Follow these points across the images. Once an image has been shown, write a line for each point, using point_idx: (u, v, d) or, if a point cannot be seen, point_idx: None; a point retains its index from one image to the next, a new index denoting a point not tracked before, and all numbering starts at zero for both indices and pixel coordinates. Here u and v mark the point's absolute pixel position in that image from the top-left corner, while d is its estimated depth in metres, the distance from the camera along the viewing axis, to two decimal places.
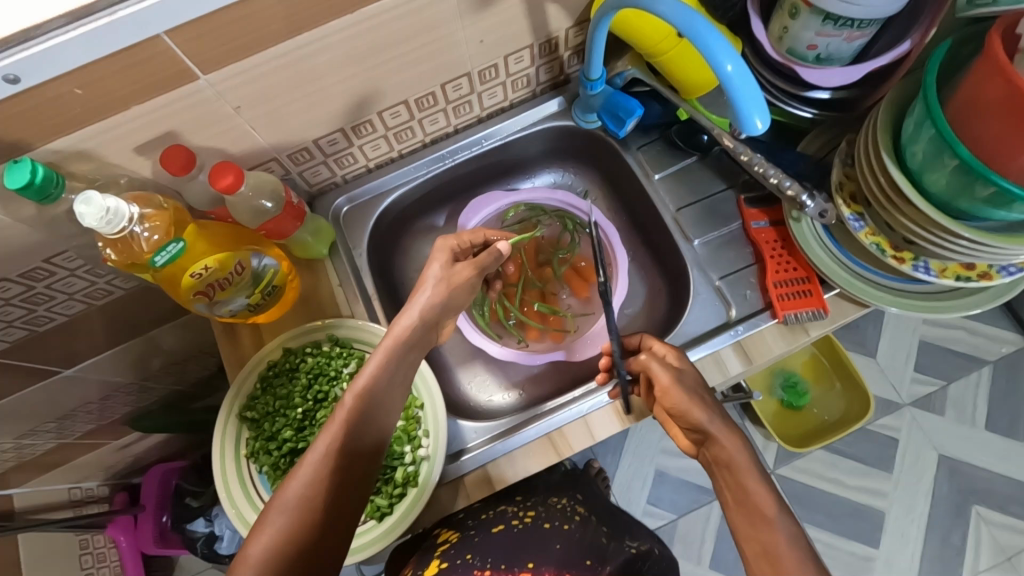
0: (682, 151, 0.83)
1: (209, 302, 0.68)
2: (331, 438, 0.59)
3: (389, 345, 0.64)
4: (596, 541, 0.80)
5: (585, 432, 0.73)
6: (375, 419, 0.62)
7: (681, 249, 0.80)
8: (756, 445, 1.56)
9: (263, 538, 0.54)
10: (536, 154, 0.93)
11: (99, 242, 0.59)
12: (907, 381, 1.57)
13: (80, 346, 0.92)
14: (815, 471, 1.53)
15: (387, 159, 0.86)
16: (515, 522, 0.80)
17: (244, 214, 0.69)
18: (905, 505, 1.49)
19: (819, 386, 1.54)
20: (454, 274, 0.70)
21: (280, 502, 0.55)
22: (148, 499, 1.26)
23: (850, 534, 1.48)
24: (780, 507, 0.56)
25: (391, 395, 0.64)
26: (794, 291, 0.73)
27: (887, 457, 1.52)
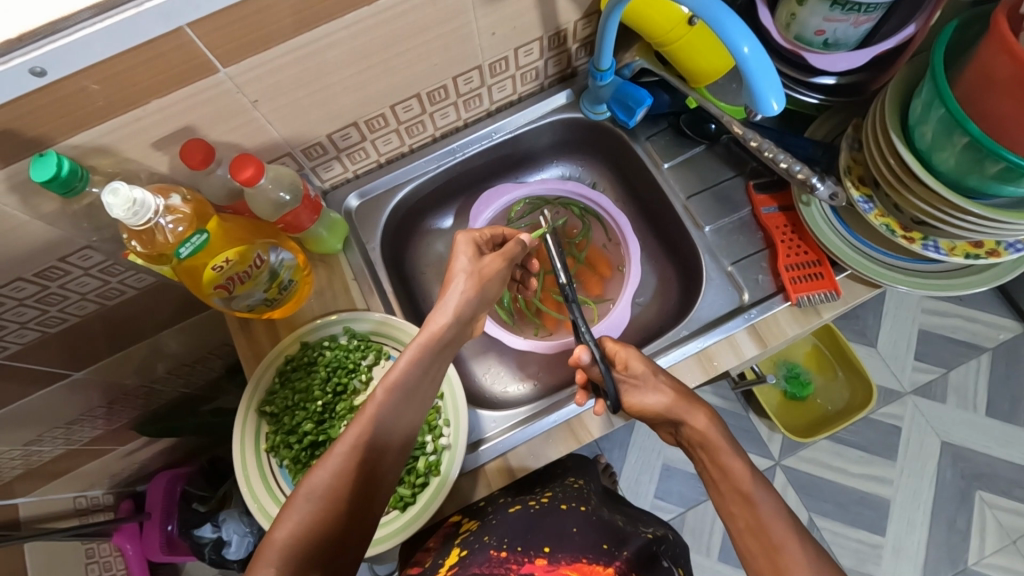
0: (690, 140, 0.85)
1: (228, 296, 0.69)
2: (360, 430, 0.60)
3: (423, 343, 0.65)
4: (613, 523, 0.79)
5: (604, 419, 0.73)
6: (403, 412, 0.63)
7: (692, 236, 0.81)
8: (761, 436, 1.58)
9: (290, 524, 0.54)
10: (545, 147, 0.94)
11: (123, 235, 0.60)
12: (908, 369, 1.59)
13: (91, 347, 0.92)
14: (820, 461, 1.55)
15: (398, 154, 0.86)
16: (532, 502, 0.80)
17: (262, 208, 0.69)
18: (910, 491, 1.50)
19: (821, 376, 1.56)
20: (485, 267, 0.70)
21: (308, 489, 0.56)
22: (154, 506, 1.24)
23: (857, 523, 1.50)
24: (754, 481, 0.62)
25: (420, 390, 0.64)
26: (805, 274, 0.74)
27: (891, 445, 1.54)
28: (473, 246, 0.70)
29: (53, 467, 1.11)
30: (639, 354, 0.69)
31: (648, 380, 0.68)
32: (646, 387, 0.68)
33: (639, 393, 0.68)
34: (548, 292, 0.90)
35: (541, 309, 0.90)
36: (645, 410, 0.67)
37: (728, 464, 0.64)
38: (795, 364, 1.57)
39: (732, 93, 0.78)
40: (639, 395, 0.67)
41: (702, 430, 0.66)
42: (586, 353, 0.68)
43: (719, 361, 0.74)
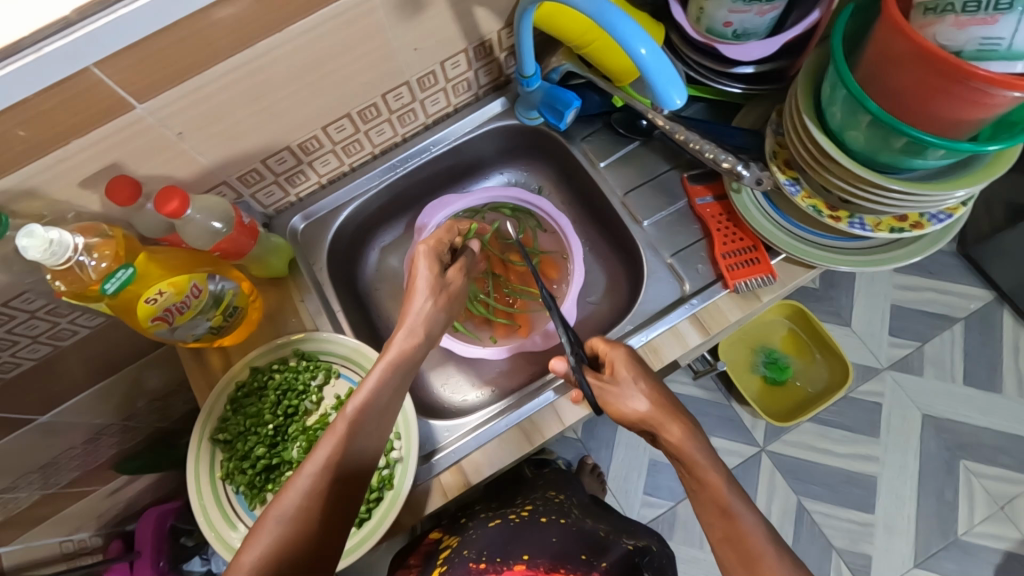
0: (625, 137, 0.86)
1: (170, 328, 0.69)
2: (331, 449, 0.59)
3: (390, 361, 0.65)
4: (593, 535, 0.84)
5: (554, 419, 0.73)
6: (374, 431, 0.63)
7: (632, 231, 0.82)
8: (745, 424, 1.59)
9: (259, 548, 0.53)
10: (487, 155, 0.95)
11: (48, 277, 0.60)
12: (884, 345, 1.60)
13: (53, 390, 0.92)
14: (806, 444, 1.56)
15: (339, 173, 0.87)
16: (512, 516, 0.86)
17: (194, 238, 0.69)
18: (897, 466, 1.51)
19: (800, 359, 1.57)
20: (446, 284, 0.71)
21: (278, 511, 0.55)
22: (145, 545, 1.21)
23: (847, 502, 1.50)
24: (734, 492, 0.62)
25: (390, 407, 0.65)
26: (742, 260, 0.75)
27: (874, 422, 1.55)
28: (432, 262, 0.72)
29: (33, 513, 1.08)
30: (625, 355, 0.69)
31: (630, 384, 0.68)
32: (628, 388, 0.68)
33: (616, 397, 0.67)
34: (498, 286, 0.90)
35: (492, 308, 0.89)
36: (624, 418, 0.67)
37: (705, 478, 0.63)
38: (773, 350, 1.59)
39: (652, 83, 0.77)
40: (619, 401, 0.67)
41: (678, 444, 0.64)
42: (561, 364, 0.70)
43: (665, 352, 0.75)
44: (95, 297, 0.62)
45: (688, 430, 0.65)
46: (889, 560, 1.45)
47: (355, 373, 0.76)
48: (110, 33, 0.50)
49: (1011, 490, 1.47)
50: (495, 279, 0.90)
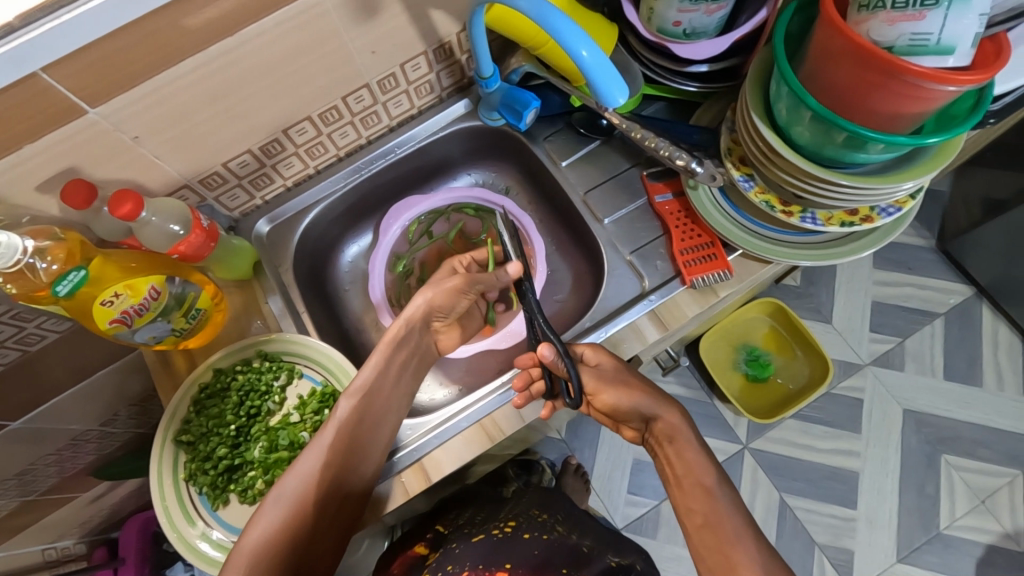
0: (586, 137, 0.87)
1: (129, 330, 0.70)
2: (328, 435, 0.67)
3: (384, 352, 0.72)
4: (576, 549, 0.86)
5: (515, 415, 0.74)
6: (372, 416, 0.70)
7: (593, 229, 0.83)
8: (728, 422, 1.60)
9: (263, 523, 0.64)
10: (453, 157, 0.96)
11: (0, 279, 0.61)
12: (865, 341, 1.61)
13: (25, 396, 0.93)
14: (788, 440, 1.57)
15: (305, 176, 0.88)
16: (495, 531, 0.85)
17: (149, 238, 0.69)
18: (878, 461, 1.52)
19: (781, 356, 1.58)
20: (446, 284, 0.75)
21: (278, 491, 0.65)
22: (129, 551, 1.29)
23: (829, 498, 1.51)
24: (717, 478, 0.66)
25: (385, 398, 0.71)
26: (698, 256, 0.76)
27: (855, 418, 1.56)
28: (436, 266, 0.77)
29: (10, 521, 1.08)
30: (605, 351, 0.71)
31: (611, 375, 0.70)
32: (609, 381, 0.70)
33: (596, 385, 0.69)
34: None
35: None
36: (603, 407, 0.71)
37: (690, 456, 0.67)
38: (754, 347, 1.60)
39: (630, 78, 0.78)
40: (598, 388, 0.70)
41: (672, 425, 0.70)
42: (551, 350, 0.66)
43: (624, 347, 0.76)
44: (49, 300, 0.63)
45: (674, 414, 0.70)
46: (871, 555, 1.45)
47: (318, 372, 0.77)
48: (53, 38, 0.51)
49: (992, 483, 1.48)
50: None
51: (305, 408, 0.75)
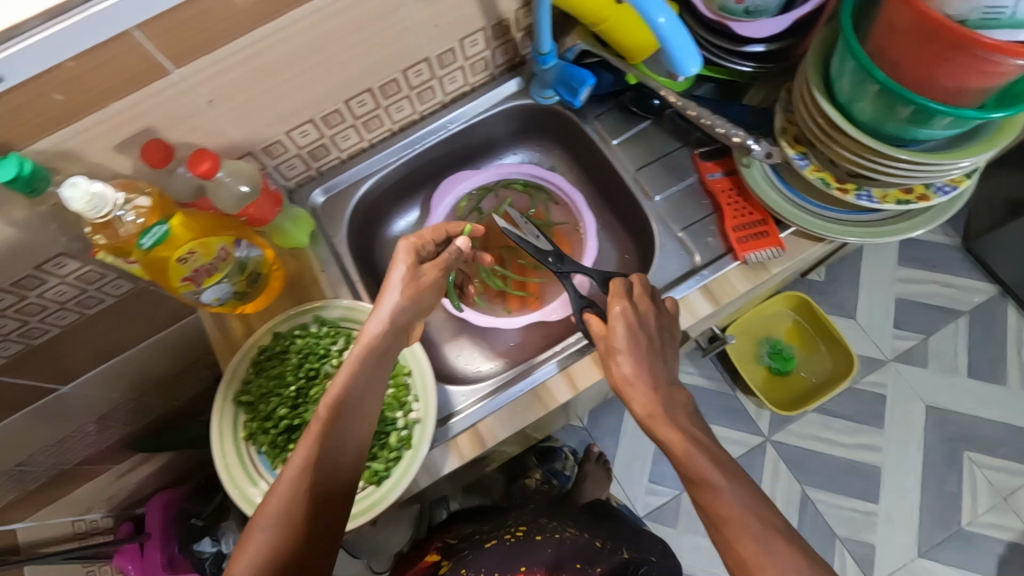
0: (637, 116, 0.88)
1: (197, 290, 0.71)
2: (309, 448, 0.57)
3: (360, 354, 0.63)
4: (589, 546, 0.91)
5: (568, 384, 0.75)
6: (354, 423, 0.61)
7: (643, 206, 0.84)
8: (750, 414, 1.61)
9: (248, 558, 0.52)
10: (500, 136, 0.97)
11: (87, 230, 0.62)
12: (888, 338, 1.62)
13: (76, 362, 0.94)
14: (809, 433, 1.57)
15: (359, 149, 0.89)
16: (507, 536, 0.91)
17: (221, 202, 0.71)
18: (898, 457, 1.53)
19: (803, 350, 1.60)
20: (422, 278, 0.69)
21: (262, 519, 0.53)
22: (154, 528, 1.24)
23: (849, 492, 1.52)
24: (718, 468, 0.57)
25: (368, 404, 0.63)
26: (751, 233, 0.77)
27: (877, 413, 1.56)
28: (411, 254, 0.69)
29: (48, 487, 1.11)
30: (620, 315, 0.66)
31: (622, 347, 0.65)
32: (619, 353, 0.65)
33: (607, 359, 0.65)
34: (511, 258, 0.90)
35: (510, 279, 0.89)
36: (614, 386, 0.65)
37: (670, 438, 0.60)
38: (777, 340, 1.61)
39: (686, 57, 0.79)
40: (612, 363, 0.65)
41: (649, 412, 0.62)
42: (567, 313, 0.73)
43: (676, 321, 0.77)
44: (130, 254, 0.65)
45: (654, 395, 0.63)
46: (890, 550, 1.46)
47: None
48: None
49: (1013, 481, 1.48)
50: (509, 252, 0.91)
51: None
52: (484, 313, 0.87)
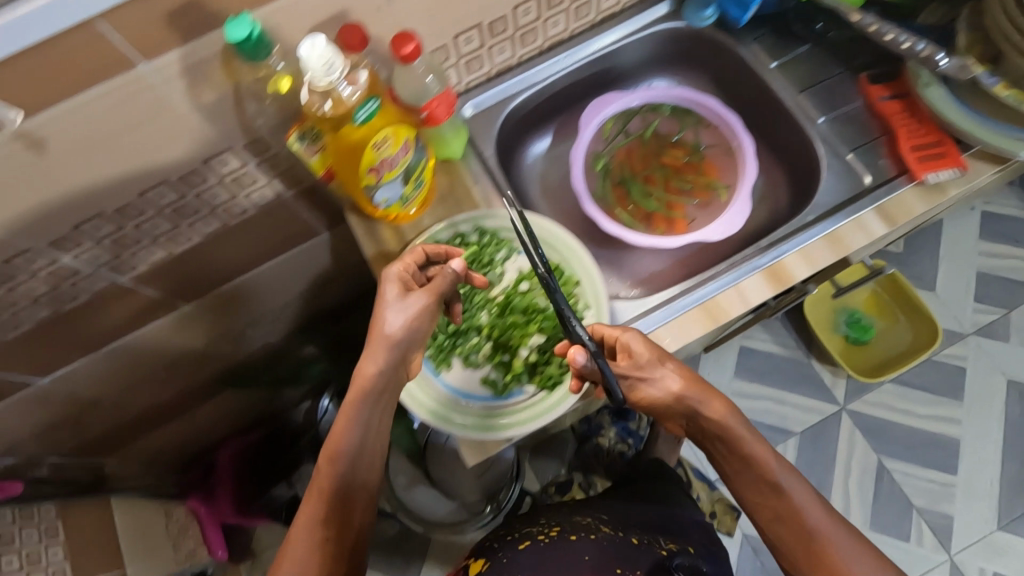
0: (796, 40, 0.86)
1: (374, 185, 0.70)
2: (321, 488, 0.66)
3: (354, 399, 0.65)
4: (626, 545, 0.83)
5: (739, 299, 0.74)
6: (357, 464, 0.66)
7: (806, 127, 0.82)
8: (826, 382, 1.57)
9: None
10: (638, 63, 0.95)
11: (305, 98, 0.62)
12: (968, 312, 1.58)
13: (206, 276, 0.95)
14: (888, 404, 1.54)
15: (508, 66, 0.88)
16: (541, 537, 0.85)
17: (408, 93, 0.69)
18: (978, 430, 1.50)
19: (882, 320, 1.56)
20: (410, 307, 0.65)
21: (291, 551, 0.64)
22: (224, 472, 1.48)
23: (927, 463, 1.49)
24: (783, 470, 0.67)
25: (369, 447, 0.67)
26: (930, 154, 0.75)
27: (957, 387, 1.54)
28: (398, 284, 0.66)
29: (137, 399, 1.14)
30: (642, 338, 0.65)
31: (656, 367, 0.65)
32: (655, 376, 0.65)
33: (651, 386, 0.65)
34: (666, 179, 0.90)
35: (666, 200, 0.88)
36: (655, 401, 0.66)
37: (752, 454, 0.67)
38: (854, 310, 1.57)
39: None
40: (650, 386, 0.66)
41: (720, 417, 0.67)
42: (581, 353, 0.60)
43: (850, 241, 0.75)
44: (332, 124, 0.64)
45: (729, 405, 0.68)
46: (972, 522, 1.44)
47: None
48: None
49: None
50: (664, 174, 0.90)
51: (528, 280, 0.76)
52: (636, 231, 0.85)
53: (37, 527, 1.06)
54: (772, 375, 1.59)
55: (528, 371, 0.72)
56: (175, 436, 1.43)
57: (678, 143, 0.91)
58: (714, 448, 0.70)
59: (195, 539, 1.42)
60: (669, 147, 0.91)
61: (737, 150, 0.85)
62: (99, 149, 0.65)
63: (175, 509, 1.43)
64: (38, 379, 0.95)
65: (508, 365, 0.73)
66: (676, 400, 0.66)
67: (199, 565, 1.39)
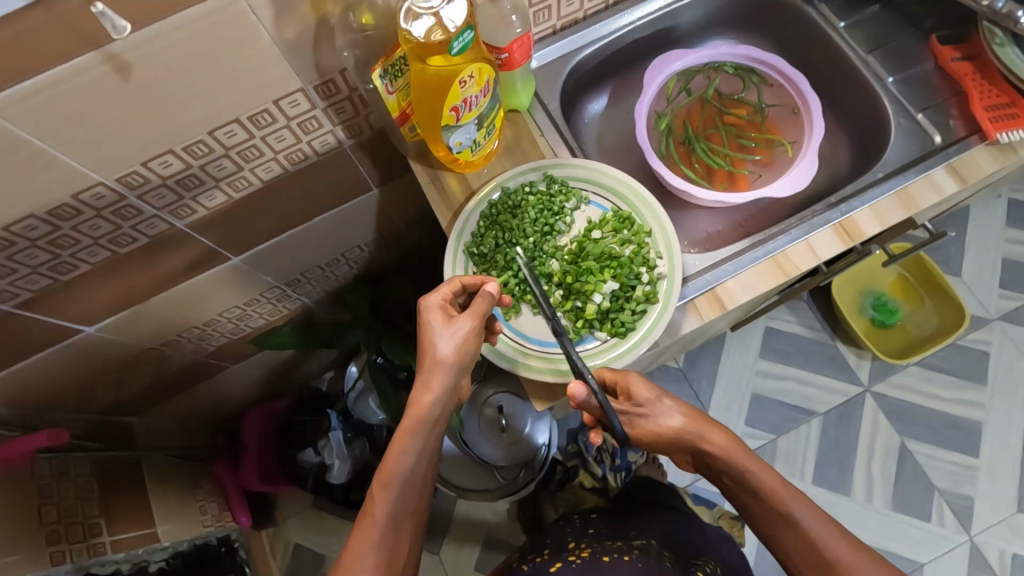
0: (864, 0, 0.88)
1: (451, 127, 0.70)
2: (374, 515, 0.63)
3: (411, 426, 0.65)
4: (662, 566, 0.81)
5: (809, 254, 0.74)
6: (410, 489, 0.65)
7: (875, 86, 0.83)
8: (850, 364, 1.50)
9: None
10: (696, 24, 0.95)
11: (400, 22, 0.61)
12: (994, 297, 1.51)
13: (258, 227, 0.95)
14: (911, 386, 1.47)
15: (573, 20, 0.88)
16: (573, 557, 0.82)
17: (490, 35, 0.72)
18: (1003, 413, 1.44)
19: (908, 304, 1.50)
20: (460, 330, 0.67)
21: None
22: (251, 438, 1.45)
23: (950, 446, 1.43)
24: (791, 495, 0.63)
25: (420, 474, 0.66)
26: (1002, 114, 0.75)
27: (981, 369, 1.47)
28: (441, 312, 0.68)
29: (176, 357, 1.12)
30: (640, 380, 0.68)
31: (655, 406, 0.69)
32: (655, 413, 0.69)
33: (651, 421, 0.69)
34: (730, 138, 0.90)
35: (729, 158, 0.89)
36: (656, 436, 0.70)
37: (755, 484, 0.64)
38: (881, 293, 1.51)
39: None
40: (651, 421, 0.69)
41: (724, 446, 0.67)
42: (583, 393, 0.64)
43: (921, 199, 0.75)
44: (422, 54, 0.62)
45: (732, 437, 0.68)
46: (993, 502, 1.38)
47: (605, 200, 0.77)
48: None
49: None
50: (728, 132, 0.90)
51: (598, 229, 0.76)
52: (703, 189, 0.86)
53: (74, 481, 1.05)
54: (797, 355, 1.52)
55: (599, 318, 0.72)
56: (206, 395, 1.36)
57: (739, 102, 0.91)
58: (723, 480, 0.69)
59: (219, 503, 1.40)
60: (730, 106, 0.91)
61: (801, 110, 0.86)
62: (181, 79, 0.64)
63: (201, 475, 1.41)
64: (86, 328, 0.94)
65: (579, 311, 0.72)
66: (681, 434, 0.69)
67: (224, 529, 1.33)
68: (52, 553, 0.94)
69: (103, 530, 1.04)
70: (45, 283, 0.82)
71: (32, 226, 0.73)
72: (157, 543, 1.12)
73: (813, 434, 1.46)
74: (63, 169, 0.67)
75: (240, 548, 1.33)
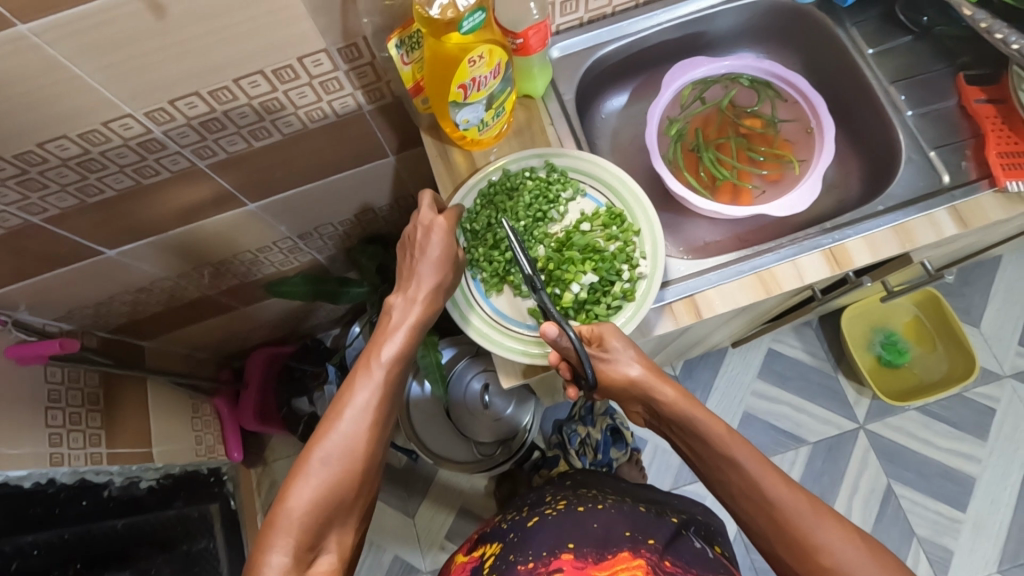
0: (899, 30, 0.87)
1: (459, 104, 0.72)
2: (369, 393, 0.64)
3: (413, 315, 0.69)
4: (636, 512, 0.79)
5: (794, 274, 0.75)
6: (400, 376, 0.67)
7: (895, 119, 0.83)
8: (848, 398, 1.48)
9: (309, 487, 0.58)
10: (728, 32, 0.95)
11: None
12: (1011, 354, 1.46)
13: (277, 175, 0.99)
14: (906, 430, 1.45)
15: (601, 14, 0.89)
16: (549, 511, 0.81)
17: (511, 20, 0.75)
18: (999, 471, 1.40)
19: (918, 346, 1.47)
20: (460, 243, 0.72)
21: (324, 452, 0.60)
22: (252, 377, 1.49)
23: (938, 495, 1.40)
24: (734, 438, 0.65)
25: (409, 360, 0.69)
26: (1015, 163, 0.74)
27: (984, 425, 1.43)
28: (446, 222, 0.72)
29: (181, 286, 1.19)
30: (612, 328, 0.70)
31: (619, 352, 0.69)
32: (618, 359, 0.69)
33: (611, 368, 0.69)
34: (740, 149, 0.91)
35: (737, 170, 0.90)
36: (613, 384, 0.70)
37: (703, 432, 0.67)
38: (891, 332, 1.47)
39: None
40: (612, 369, 0.69)
41: (673, 400, 0.69)
42: (553, 328, 0.66)
43: (917, 237, 0.74)
44: (436, 31, 0.65)
45: (682, 391, 0.69)
46: (970, 560, 1.35)
47: (601, 194, 0.79)
48: None
49: None
50: (739, 143, 0.91)
51: (589, 221, 0.77)
52: (706, 196, 0.87)
53: (82, 392, 1.11)
54: (794, 380, 1.51)
55: (575, 307, 0.74)
56: (216, 331, 1.42)
57: (753, 116, 0.91)
58: (674, 430, 0.71)
59: (213, 434, 1.47)
60: (742, 119, 0.92)
61: (815, 130, 0.87)
62: (212, 24, 0.68)
63: (202, 405, 1.46)
64: (108, 250, 1.00)
65: (557, 298, 0.75)
66: (631, 386, 0.70)
67: (216, 460, 1.45)
68: (51, 455, 1.01)
69: (102, 442, 1.12)
70: (72, 203, 0.88)
71: (64, 147, 0.78)
72: (150, 463, 1.22)
73: (799, 460, 1.45)
74: (96, 97, 0.72)
75: (228, 480, 1.47)
